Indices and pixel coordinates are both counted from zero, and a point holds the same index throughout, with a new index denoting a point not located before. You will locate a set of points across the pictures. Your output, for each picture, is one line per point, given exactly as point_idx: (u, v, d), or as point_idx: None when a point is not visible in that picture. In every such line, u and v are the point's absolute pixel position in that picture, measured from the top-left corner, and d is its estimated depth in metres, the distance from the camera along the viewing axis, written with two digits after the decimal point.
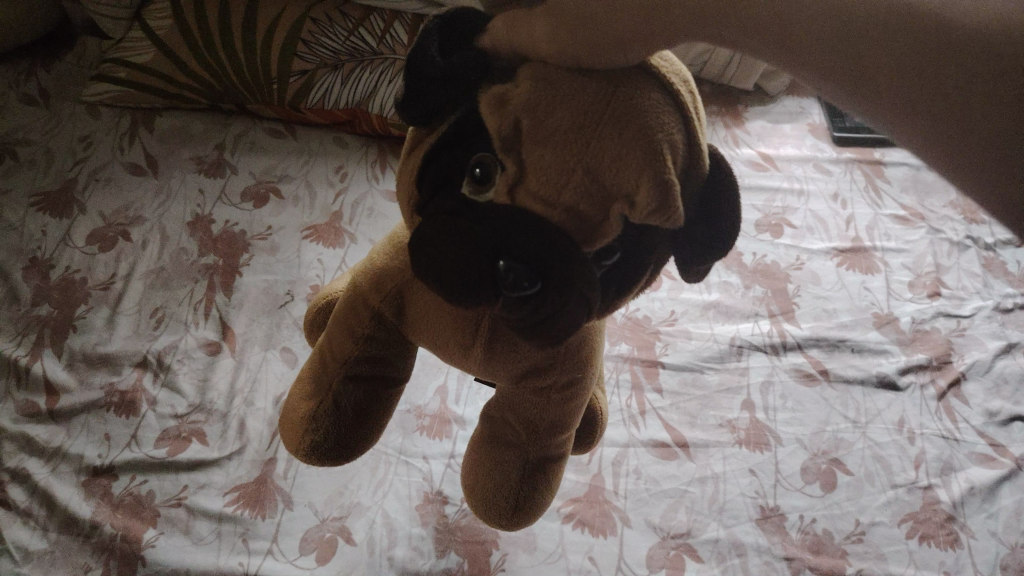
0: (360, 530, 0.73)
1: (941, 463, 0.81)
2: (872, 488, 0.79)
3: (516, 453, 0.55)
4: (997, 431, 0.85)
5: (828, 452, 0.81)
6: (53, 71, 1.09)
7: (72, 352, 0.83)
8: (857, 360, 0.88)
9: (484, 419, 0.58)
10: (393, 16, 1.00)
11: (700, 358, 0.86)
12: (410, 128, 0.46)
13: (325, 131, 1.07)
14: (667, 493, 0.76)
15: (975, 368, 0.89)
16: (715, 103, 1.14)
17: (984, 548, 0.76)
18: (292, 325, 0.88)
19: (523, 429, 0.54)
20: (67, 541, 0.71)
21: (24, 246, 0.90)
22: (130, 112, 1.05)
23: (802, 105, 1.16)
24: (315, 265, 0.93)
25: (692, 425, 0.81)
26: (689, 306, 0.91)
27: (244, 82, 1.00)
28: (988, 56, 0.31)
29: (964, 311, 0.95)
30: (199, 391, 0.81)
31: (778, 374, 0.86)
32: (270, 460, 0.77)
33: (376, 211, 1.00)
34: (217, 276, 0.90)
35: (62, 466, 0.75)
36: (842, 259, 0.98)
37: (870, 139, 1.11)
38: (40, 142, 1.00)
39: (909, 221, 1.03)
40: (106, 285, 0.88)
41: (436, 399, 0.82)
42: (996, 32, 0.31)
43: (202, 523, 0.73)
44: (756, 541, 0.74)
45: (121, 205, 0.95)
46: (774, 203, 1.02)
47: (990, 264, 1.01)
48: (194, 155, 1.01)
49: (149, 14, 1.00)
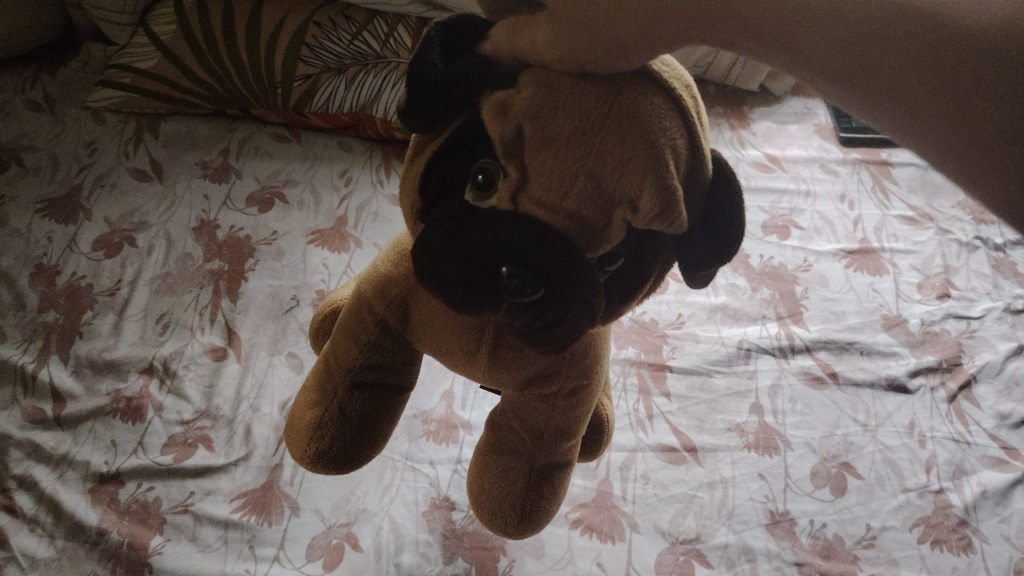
0: (367, 537, 0.73)
1: (953, 466, 0.80)
2: (882, 493, 0.78)
3: (522, 459, 0.55)
4: (1009, 434, 0.84)
5: (838, 456, 0.80)
6: (57, 77, 1.09)
7: (78, 359, 0.83)
8: (866, 362, 0.87)
9: (489, 427, 0.58)
10: (396, 20, 1.00)
11: (708, 362, 0.86)
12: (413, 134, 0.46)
13: (329, 135, 1.07)
14: (675, 497, 0.76)
15: (986, 371, 0.88)
16: (720, 104, 1.13)
17: (998, 553, 0.75)
18: (297, 330, 0.88)
19: (529, 436, 0.54)
20: (73, 549, 0.71)
21: (30, 252, 0.90)
22: (134, 118, 1.05)
23: (808, 106, 1.16)
24: (320, 269, 0.93)
25: (700, 429, 0.81)
26: (696, 309, 0.90)
27: (248, 86, 1.00)
28: (990, 55, 0.30)
29: (974, 313, 0.94)
30: (205, 397, 0.81)
31: (787, 377, 0.85)
32: (276, 466, 0.77)
33: (380, 215, 1.00)
34: (222, 282, 0.90)
35: (69, 473, 0.75)
36: (850, 261, 0.97)
37: (876, 139, 1.11)
38: (45, 148, 1.00)
39: (917, 221, 1.03)
40: (111, 290, 0.88)
41: (442, 404, 0.82)
42: (997, 32, 0.30)
43: (209, 530, 0.72)
44: (766, 546, 0.73)
45: (126, 211, 0.96)
46: (781, 205, 1.02)
47: (999, 264, 1.00)
48: (198, 161, 1.01)
49: (154, 19, 1.00)
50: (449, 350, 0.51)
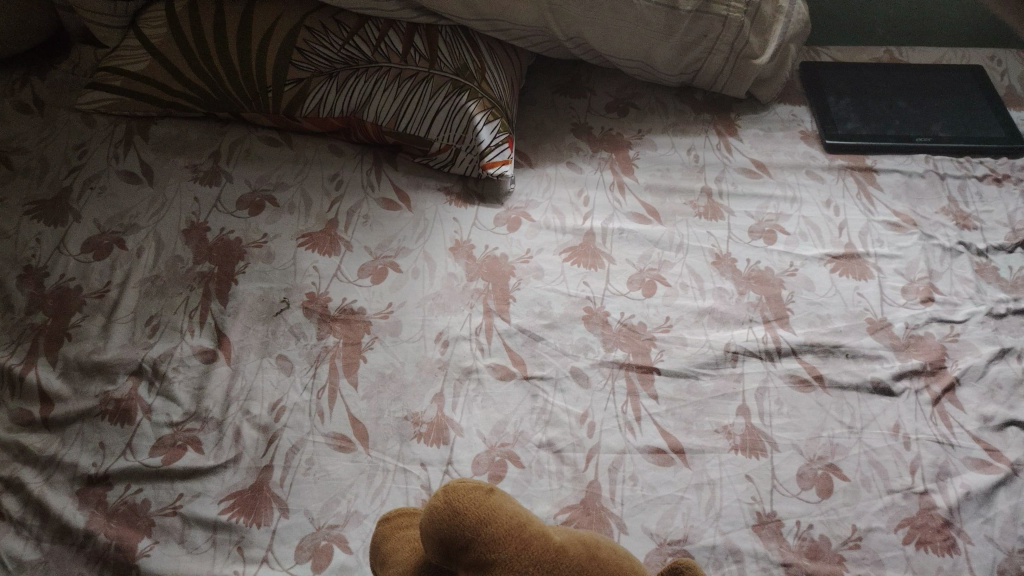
0: (357, 539, 0.72)
1: (937, 468, 0.80)
2: (868, 494, 0.78)
3: (440, 495, 0.60)
4: (992, 436, 0.83)
5: (824, 458, 0.80)
6: (48, 79, 1.10)
7: (66, 361, 0.83)
8: (852, 365, 0.88)
9: (454, 565, 0.58)
10: (388, 25, 0.99)
11: (695, 364, 0.87)
12: (432, 512, 0.59)
13: (320, 139, 1.07)
14: (663, 499, 0.77)
15: (969, 373, 0.88)
16: (708, 111, 1.17)
17: (981, 553, 0.74)
18: (288, 333, 0.87)
19: (456, 496, 0.59)
20: (60, 551, 0.71)
21: (20, 254, 0.92)
22: (125, 120, 1.06)
23: (795, 113, 1.17)
24: (311, 273, 0.92)
25: (688, 431, 0.82)
26: (684, 312, 0.92)
27: (239, 90, 1.00)
28: None
29: (957, 317, 0.93)
30: (194, 400, 0.81)
31: (773, 380, 0.86)
32: (266, 468, 0.77)
33: (371, 219, 0.98)
34: (212, 285, 0.90)
35: (56, 475, 0.76)
36: (836, 265, 0.98)
37: (862, 146, 1.11)
38: (35, 151, 1.02)
39: (902, 227, 1.03)
40: (101, 293, 0.89)
41: (434, 407, 0.82)
42: None
43: (197, 532, 0.73)
44: (753, 548, 0.74)
45: (116, 213, 0.96)
46: (767, 210, 1.04)
47: (982, 270, 0.98)
48: (189, 164, 1.02)
49: (145, 23, 1.01)
50: (416, 535, 0.67)
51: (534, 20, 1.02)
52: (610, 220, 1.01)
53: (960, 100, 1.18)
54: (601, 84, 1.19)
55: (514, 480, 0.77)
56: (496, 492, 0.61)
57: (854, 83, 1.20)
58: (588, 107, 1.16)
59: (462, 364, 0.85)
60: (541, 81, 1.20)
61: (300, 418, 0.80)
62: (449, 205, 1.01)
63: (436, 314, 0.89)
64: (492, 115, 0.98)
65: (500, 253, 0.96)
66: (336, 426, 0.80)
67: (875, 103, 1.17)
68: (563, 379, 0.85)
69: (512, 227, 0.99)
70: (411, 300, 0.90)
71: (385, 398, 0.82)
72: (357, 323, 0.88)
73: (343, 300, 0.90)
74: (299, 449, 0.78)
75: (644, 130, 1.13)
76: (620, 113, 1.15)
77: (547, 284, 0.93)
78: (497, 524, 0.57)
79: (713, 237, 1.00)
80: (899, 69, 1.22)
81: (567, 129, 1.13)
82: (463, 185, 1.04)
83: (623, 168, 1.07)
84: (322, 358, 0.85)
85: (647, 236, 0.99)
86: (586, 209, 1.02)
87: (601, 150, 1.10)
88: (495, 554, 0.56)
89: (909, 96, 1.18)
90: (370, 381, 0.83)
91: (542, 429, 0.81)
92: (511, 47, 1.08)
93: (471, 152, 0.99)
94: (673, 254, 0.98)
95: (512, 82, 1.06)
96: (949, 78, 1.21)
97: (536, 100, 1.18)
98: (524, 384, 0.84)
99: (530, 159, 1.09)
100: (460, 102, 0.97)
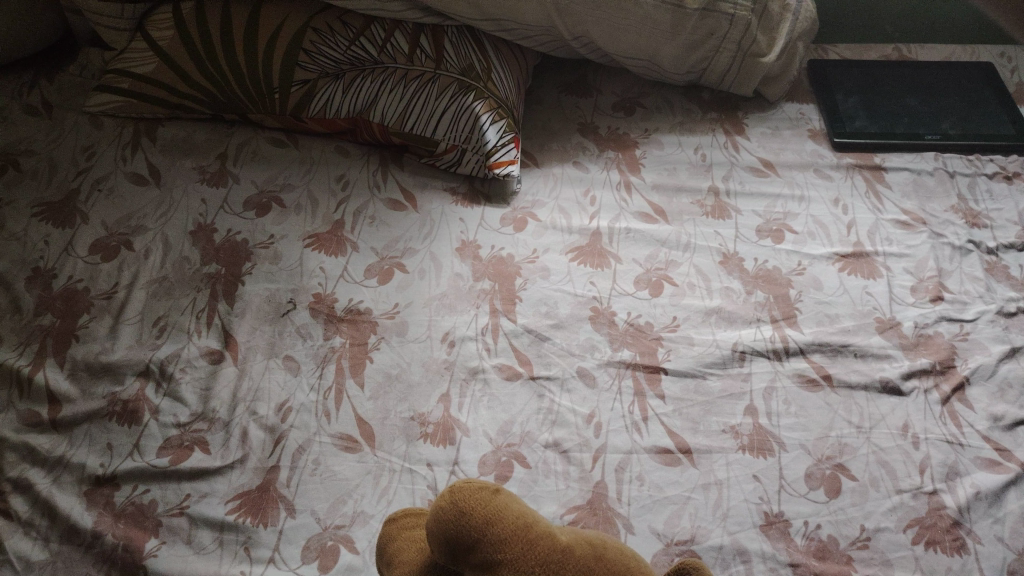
0: (363, 538, 0.73)
1: (946, 468, 0.80)
2: (877, 494, 0.78)
3: (446, 495, 0.60)
4: (1002, 435, 0.82)
5: (832, 458, 0.80)
6: (55, 82, 1.11)
7: (74, 361, 0.84)
8: (861, 365, 0.87)
9: (461, 565, 0.58)
10: (393, 26, 0.99)
11: (702, 363, 0.86)
12: (438, 510, 0.59)
13: (326, 140, 1.07)
14: (670, 499, 0.76)
15: (979, 373, 0.87)
16: (715, 110, 1.16)
17: (991, 554, 0.74)
18: (294, 333, 0.87)
19: (462, 496, 0.59)
20: (68, 551, 0.71)
21: (28, 255, 0.92)
22: (132, 122, 1.06)
23: (802, 111, 1.17)
24: (318, 273, 0.92)
25: (695, 431, 0.81)
26: (691, 312, 0.91)
27: (246, 91, 1.01)
28: None
29: (967, 316, 0.92)
30: (201, 400, 0.81)
31: (781, 380, 0.86)
32: (273, 468, 0.77)
33: (377, 219, 0.98)
34: (219, 285, 0.91)
35: (65, 476, 0.76)
36: (844, 264, 0.97)
37: (869, 144, 1.11)
38: (43, 153, 1.02)
39: (911, 225, 1.02)
40: (109, 294, 0.89)
41: (440, 407, 0.82)
42: None
43: (204, 532, 0.73)
44: (760, 548, 0.73)
45: (124, 214, 0.97)
46: (774, 209, 1.03)
47: (992, 268, 0.98)
48: (196, 165, 1.02)
49: (151, 25, 1.02)
50: (421, 535, 0.67)
51: (540, 19, 1.02)
52: (617, 220, 1.00)
53: (970, 98, 1.17)
54: (607, 83, 1.19)
55: (520, 480, 0.77)
56: (501, 493, 0.61)
57: (862, 81, 1.19)
58: (594, 107, 1.16)
59: (469, 364, 0.85)
60: (547, 81, 1.20)
61: (306, 418, 0.80)
62: (454, 206, 1.01)
63: (442, 314, 0.89)
64: (498, 116, 0.98)
65: (506, 254, 0.96)
66: (343, 427, 0.80)
67: (883, 101, 1.17)
68: (569, 379, 0.85)
69: (518, 227, 0.99)
70: (417, 300, 0.90)
71: (391, 398, 0.82)
72: (363, 324, 0.88)
73: (349, 300, 0.90)
74: (306, 449, 0.78)
75: (650, 129, 1.13)
76: (626, 112, 1.15)
77: (553, 284, 0.93)
78: (503, 524, 0.57)
79: (720, 236, 1.00)
80: (907, 66, 1.21)
81: (573, 129, 1.13)
82: (469, 185, 1.03)
83: (629, 168, 1.07)
84: (329, 358, 0.85)
85: (653, 235, 0.99)
86: (593, 208, 1.02)
87: (607, 149, 1.10)
88: (502, 554, 0.56)
89: (917, 94, 1.17)
90: (376, 381, 0.83)
91: (548, 429, 0.81)
92: (517, 47, 1.08)
93: (477, 152, 0.99)
94: (680, 254, 0.97)
95: (518, 82, 1.06)
96: (958, 76, 1.20)
97: (541, 100, 1.17)
98: (530, 384, 0.84)
99: (536, 159, 1.08)
100: (466, 102, 0.97)
